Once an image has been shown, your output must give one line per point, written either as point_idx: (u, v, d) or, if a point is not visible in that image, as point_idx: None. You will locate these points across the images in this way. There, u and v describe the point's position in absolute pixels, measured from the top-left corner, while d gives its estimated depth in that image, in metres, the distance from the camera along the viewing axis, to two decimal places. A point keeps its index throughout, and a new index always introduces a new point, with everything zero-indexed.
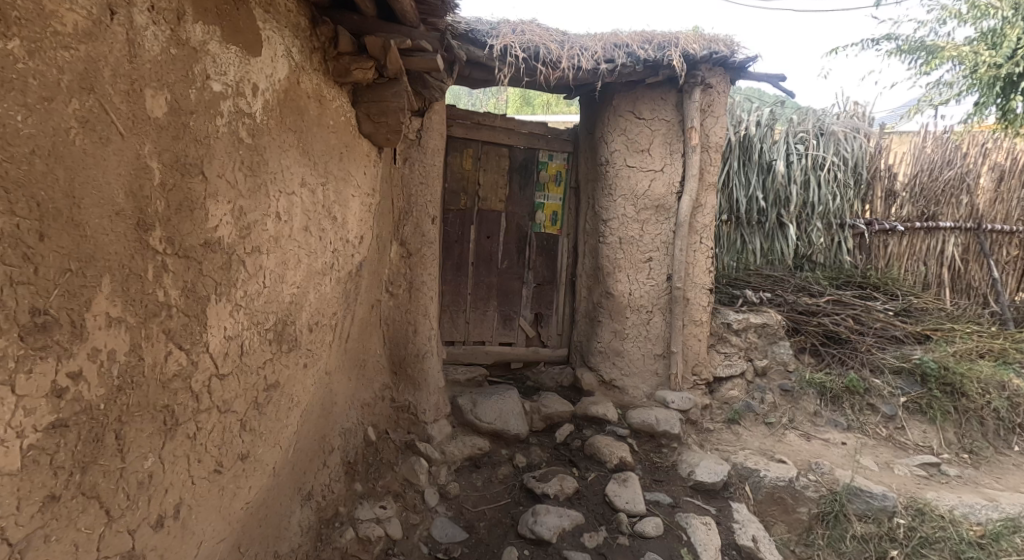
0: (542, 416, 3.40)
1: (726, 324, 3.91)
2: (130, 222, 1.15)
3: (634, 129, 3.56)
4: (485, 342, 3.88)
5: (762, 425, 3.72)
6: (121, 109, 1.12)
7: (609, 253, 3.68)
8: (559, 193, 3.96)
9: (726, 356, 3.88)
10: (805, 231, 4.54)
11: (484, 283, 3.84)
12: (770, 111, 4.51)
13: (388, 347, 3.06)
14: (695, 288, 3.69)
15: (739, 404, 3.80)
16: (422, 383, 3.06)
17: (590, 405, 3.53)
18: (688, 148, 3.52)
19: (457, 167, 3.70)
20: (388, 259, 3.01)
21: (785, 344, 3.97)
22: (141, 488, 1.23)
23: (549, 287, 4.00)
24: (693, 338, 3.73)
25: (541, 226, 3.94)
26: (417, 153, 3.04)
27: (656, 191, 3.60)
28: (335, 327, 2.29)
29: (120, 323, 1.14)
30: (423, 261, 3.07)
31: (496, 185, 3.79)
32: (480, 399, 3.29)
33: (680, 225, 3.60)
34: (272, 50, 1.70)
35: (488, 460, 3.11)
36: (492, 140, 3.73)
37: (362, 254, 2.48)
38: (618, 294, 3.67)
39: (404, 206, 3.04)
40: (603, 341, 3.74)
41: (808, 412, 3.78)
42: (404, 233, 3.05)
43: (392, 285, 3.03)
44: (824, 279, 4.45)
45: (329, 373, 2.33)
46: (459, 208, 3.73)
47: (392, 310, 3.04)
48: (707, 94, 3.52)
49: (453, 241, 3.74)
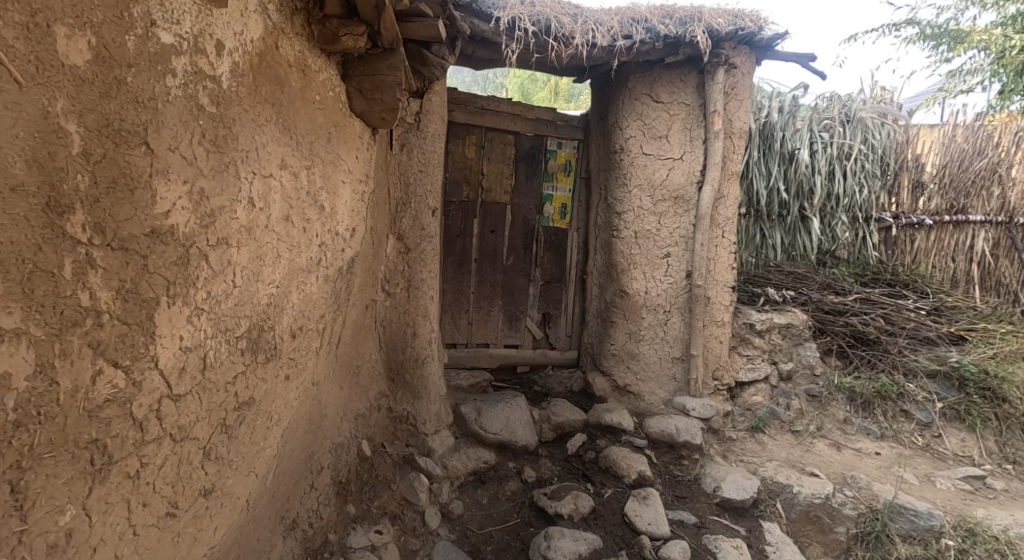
0: (552, 425, 3.14)
1: (749, 325, 3.63)
2: (34, 201, 0.94)
3: (651, 114, 3.28)
4: (489, 345, 3.61)
5: (788, 433, 3.47)
6: (16, 51, 0.91)
7: (624, 248, 3.41)
8: (569, 184, 3.68)
9: (748, 358, 3.61)
10: (829, 225, 4.29)
11: (488, 282, 3.56)
12: (793, 96, 4.23)
13: (385, 352, 2.79)
14: (717, 285, 3.41)
15: (763, 410, 3.55)
16: (422, 391, 2.79)
17: (604, 413, 3.26)
18: (710, 134, 3.24)
19: (459, 155, 3.42)
20: (384, 254, 2.74)
21: (811, 346, 3.71)
22: (53, 552, 0.98)
23: (558, 285, 3.73)
24: (713, 340, 3.45)
25: (549, 220, 3.65)
26: (416, 138, 2.77)
27: (675, 181, 3.33)
28: (323, 333, 2.01)
29: (19, 336, 0.92)
30: (423, 257, 2.79)
31: (501, 175, 3.52)
32: (485, 408, 3.02)
33: (701, 218, 3.32)
34: (241, 3, 1.42)
35: (494, 474, 2.84)
36: (496, 126, 3.45)
37: (354, 249, 2.20)
38: (633, 292, 3.40)
39: (401, 196, 2.77)
40: (617, 344, 3.48)
41: (837, 420, 3.55)
42: (401, 226, 2.78)
43: (389, 284, 2.77)
44: (850, 276, 4.19)
45: (317, 384, 2.06)
46: (462, 200, 3.45)
47: (389, 311, 2.78)
48: (731, 75, 3.24)
49: (456, 235, 3.46)
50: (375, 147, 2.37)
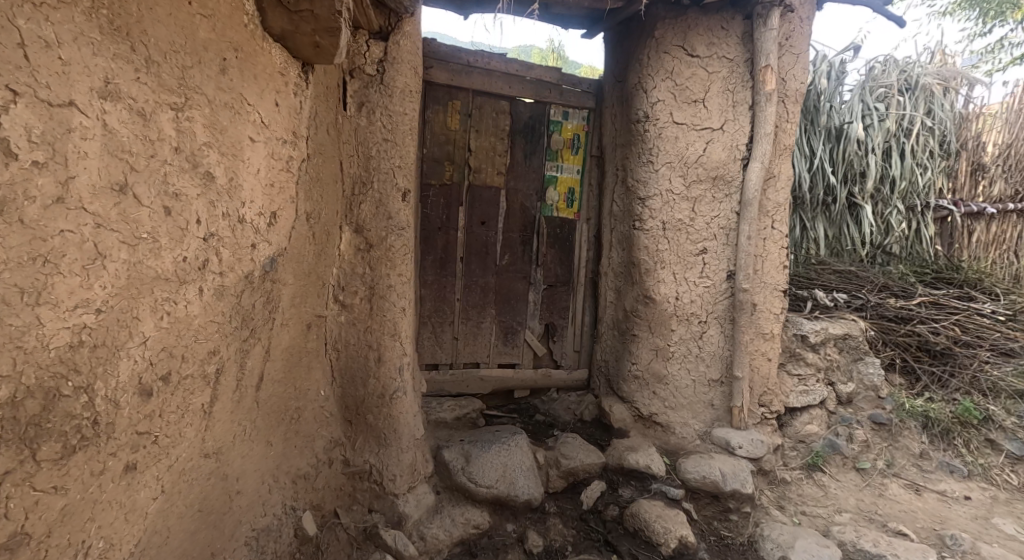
0: (562, 472, 2.45)
1: (801, 337, 2.95)
2: None
3: (684, 71, 2.58)
4: (480, 365, 2.90)
5: (852, 471, 2.79)
6: None
7: (649, 243, 2.70)
8: (576, 164, 2.96)
9: (800, 379, 2.92)
10: (882, 214, 3.61)
11: (478, 286, 2.84)
12: (843, 59, 3.53)
13: (338, 386, 2.06)
14: (765, 289, 2.72)
15: (820, 443, 2.87)
16: (390, 437, 2.07)
17: (626, 453, 2.58)
18: (760, 96, 2.55)
19: (439, 125, 2.70)
20: (334, 253, 2.02)
21: (873, 362, 3.04)
22: None
23: (563, 290, 3.02)
24: (761, 358, 2.76)
25: (552, 208, 2.94)
26: (378, 94, 2.03)
27: (714, 157, 2.63)
28: (221, 379, 1.27)
29: None
30: (390, 256, 2.05)
31: (493, 152, 2.79)
32: (475, 453, 2.32)
33: (747, 205, 2.62)
34: None
35: (488, 543, 2.17)
36: (486, 89, 2.73)
37: (278, 246, 1.46)
38: (660, 299, 2.70)
39: (360, 173, 2.03)
40: (640, 363, 2.78)
41: (911, 454, 2.86)
42: (359, 215, 2.04)
43: (345, 292, 2.05)
44: (909, 274, 3.51)
45: (218, 453, 1.34)
46: (443, 183, 2.73)
47: (344, 329, 2.06)
48: (787, 21, 2.55)
49: (437, 227, 2.74)
50: (314, 99, 1.65)
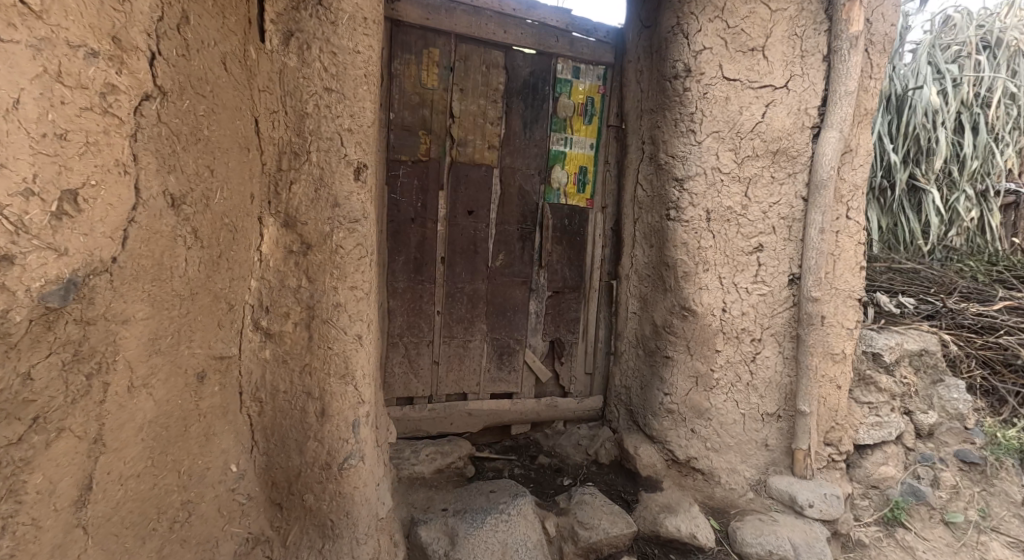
0: (577, 547, 1.82)
1: (872, 356, 2.35)
2: None
3: (739, 8, 1.94)
4: (469, 396, 2.25)
5: (940, 527, 2.18)
6: None
7: (686, 239, 2.05)
8: (590, 136, 2.30)
9: (872, 409, 2.30)
10: (949, 200, 3.08)
11: (464, 295, 2.19)
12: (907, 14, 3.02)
13: (261, 455, 1.41)
14: (837, 297, 2.09)
15: (898, 490, 2.26)
16: (339, 527, 1.41)
17: (662, 515, 1.97)
18: (842, 41, 1.92)
19: (411, 82, 2.03)
20: (249, 256, 1.35)
21: (958, 385, 2.44)
22: None
23: (573, 297, 2.38)
24: (829, 386, 2.14)
25: (559, 193, 2.28)
26: (315, 20, 1.32)
27: (776, 123, 1.99)
28: None
29: None
30: (337, 263, 1.38)
31: (482, 119, 2.13)
32: (462, 532, 1.67)
33: (819, 187, 1.99)
34: None
35: None
36: (474, 33, 2.06)
37: (66, 255, 0.86)
38: (702, 312, 2.07)
39: (289, 138, 1.35)
40: (676, 394, 2.14)
41: (1011, 501, 2.22)
42: (290, 200, 1.36)
43: (273, 316, 1.39)
44: (980, 271, 2.86)
45: None
46: (416, 159, 2.06)
47: (270, 370, 1.39)
48: None
49: (408, 218, 2.07)
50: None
